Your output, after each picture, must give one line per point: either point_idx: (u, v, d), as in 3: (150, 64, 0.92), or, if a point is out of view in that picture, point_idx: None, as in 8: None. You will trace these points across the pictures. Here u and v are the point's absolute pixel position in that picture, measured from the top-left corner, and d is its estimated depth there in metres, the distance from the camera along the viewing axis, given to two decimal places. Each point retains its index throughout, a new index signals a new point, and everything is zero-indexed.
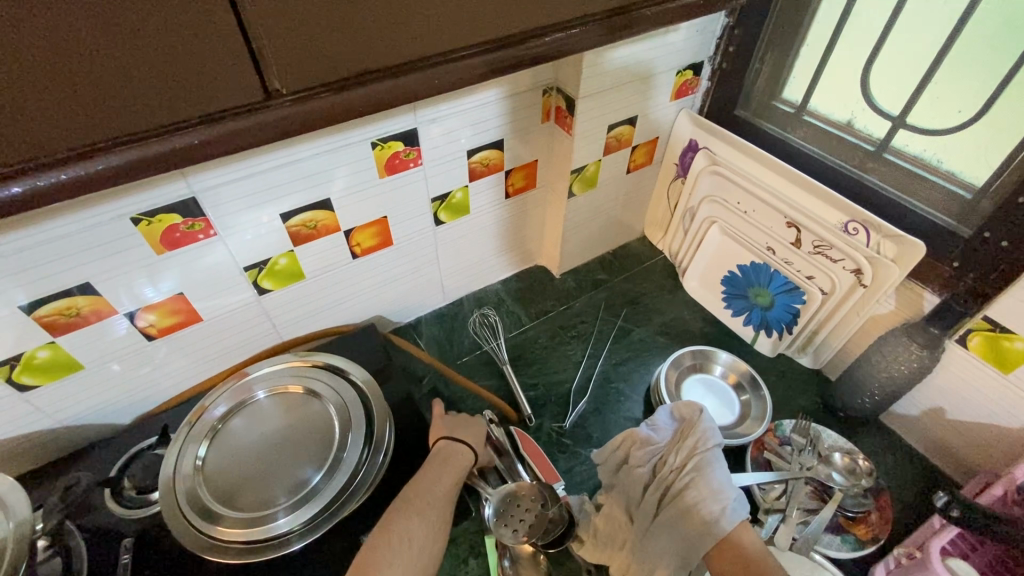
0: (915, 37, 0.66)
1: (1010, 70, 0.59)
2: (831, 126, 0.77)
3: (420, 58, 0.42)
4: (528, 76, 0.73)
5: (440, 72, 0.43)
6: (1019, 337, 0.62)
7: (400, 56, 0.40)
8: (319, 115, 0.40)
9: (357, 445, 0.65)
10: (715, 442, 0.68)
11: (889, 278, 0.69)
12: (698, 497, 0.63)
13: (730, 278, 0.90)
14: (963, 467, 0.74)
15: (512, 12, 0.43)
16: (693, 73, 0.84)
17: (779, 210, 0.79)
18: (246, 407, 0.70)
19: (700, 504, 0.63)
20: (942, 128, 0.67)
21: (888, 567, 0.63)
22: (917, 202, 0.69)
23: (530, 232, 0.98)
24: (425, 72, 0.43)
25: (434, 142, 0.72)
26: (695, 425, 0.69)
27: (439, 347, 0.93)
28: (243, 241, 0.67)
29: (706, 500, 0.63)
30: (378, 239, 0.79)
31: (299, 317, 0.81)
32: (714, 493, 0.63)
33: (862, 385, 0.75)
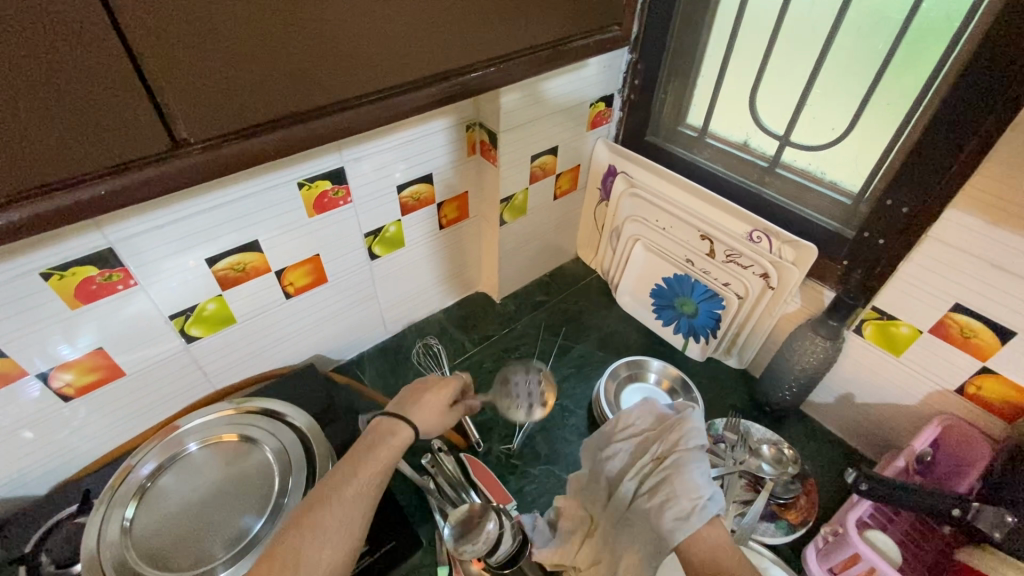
0: (789, 66, 0.74)
1: (867, 92, 0.68)
2: (730, 146, 0.85)
3: (332, 103, 0.44)
4: (449, 113, 0.77)
5: (353, 116, 0.46)
6: (903, 322, 0.70)
7: (309, 103, 0.43)
8: (232, 161, 0.42)
9: (298, 488, 0.63)
10: (697, 437, 0.63)
11: (791, 279, 0.77)
12: (671, 495, 0.58)
13: (658, 290, 0.96)
14: (875, 445, 0.82)
15: (416, 56, 0.46)
16: (605, 104, 0.92)
17: (693, 225, 0.85)
18: (178, 461, 0.67)
19: (675, 499, 0.57)
20: (821, 144, 0.75)
21: (817, 547, 0.67)
22: (807, 210, 0.77)
23: (467, 261, 1.01)
24: (335, 116, 0.45)
25: (363, 179, 0.74)
26: (681, 421, 0.64)
27: (383, 381, 0.93)
28: (167, 289, 0.65)
29: (678, 497, 0.57)
30: (311, 277, 0.79)
31: (233, 363, 0.79)
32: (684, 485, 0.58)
33: (782, 379, 0.82)
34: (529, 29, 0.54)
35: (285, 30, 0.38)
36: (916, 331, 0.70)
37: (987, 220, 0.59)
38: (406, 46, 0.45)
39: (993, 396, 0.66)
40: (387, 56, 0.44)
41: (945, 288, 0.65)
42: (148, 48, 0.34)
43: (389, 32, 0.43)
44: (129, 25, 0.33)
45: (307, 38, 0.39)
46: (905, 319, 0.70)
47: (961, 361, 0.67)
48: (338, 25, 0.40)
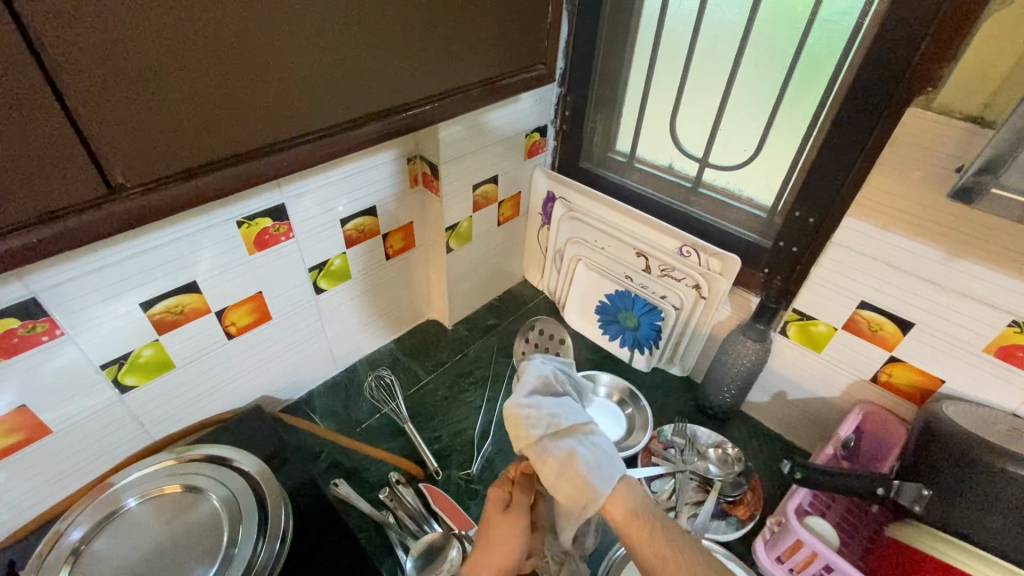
0: (703, 96, 0.82)
1: (769, 118, 0.76)
2: (657, 169, 0.92)
3: (270, 144, 0.47)
4: (388, 147, 0.79)
5: (292, 154, 0.49)
6: (820, 321, 0.77)
7: (245, 144, 0.45)
8: (167, 204, 0.43)
9: (249, 538, 0.61)
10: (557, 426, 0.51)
11: (720, 289, 0.83)
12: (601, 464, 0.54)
13: (603, 307, 1.00)
14: (810, 438, 0.88)
15: (346, 98, 0.50)
16: (540, 134, 0.97)
17: (628, 243, 0.91)
18: (114, 520, 0.63)
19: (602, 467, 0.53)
20: (736, 164, 0.82)
21: (765, 538, 0.71)
22: (729, 224, 0.84)
23: (416, 290, 1.02)
24: (272, 157, 0.47)
25: (305, 215, 0.74)
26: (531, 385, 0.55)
27: (336, 417, 0.90)
28: (99, 337, 0.62)
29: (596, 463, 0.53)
30: (254, 316, 0.77)
31: (173, 411, 0.75)
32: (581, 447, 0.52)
33: (721, 383, 0.87)
34: (456, 70, 0.58)
35: (219, 77, 0.41)
36: (832, 329, 0.76)
37: (880, 224, 0.65)
38: (338, 89, 0.48)
39: (902, 382, 0.73)
40: (320, 99, 0.48)
41: (851, 288, 0.72)
42: (82, 98, 0.36)
43: (324, 76, 0.47)
44: (61, 77, 0.34)
45: (242, 84, 0.42)
46: (822, 318, 0.77)
47: (872, 353, 0.74)
48: (276, 73, 0.43)
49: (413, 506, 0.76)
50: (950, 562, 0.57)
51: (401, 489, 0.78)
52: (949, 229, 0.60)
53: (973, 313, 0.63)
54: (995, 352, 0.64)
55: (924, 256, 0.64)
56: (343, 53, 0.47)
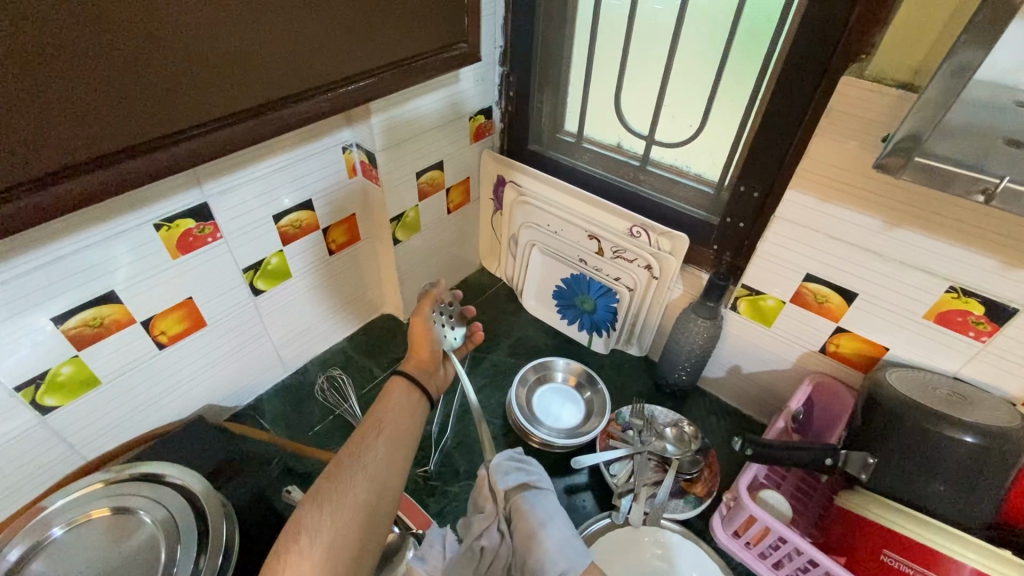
0: (645, 72, 0.79)
1: (711, 92, 0.74)
2: (605, 148, 0.90)
3: (170, 134, 0.45)
4: (319, 137, 0.74)
5: (196, 144, 0.47)
6: (768, 296, 0.77)
7: (138, 135, 0.43)
8: (57, 202, 0.41)
9: (188, 556, 0.58)
10: (525, 484, 0.64)
11: (671, 268, 0.82)
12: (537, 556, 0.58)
13: (559, 291, 0.98)
14: (765, 411, 0.89)
15: (240, 84, 0.47)
16: (485, 116, 0.94)
17: (580, 225, 0.89)
18: (44, 548, 0.60)
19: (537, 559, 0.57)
20: (682, 140, 0.81)
21: (721, 514, 0.72)
22: (677, 202, 0.83)
23: (367, 284, 0.99)
24: (154, 155, 0.45)
25: (232, 213, 0.70)
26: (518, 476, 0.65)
27: (287, 421, 0.87)
28: (8, 358, 0.58)
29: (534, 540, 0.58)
30: (187, 323, 0.73)
31: (106, 427, 0.71)
32: (532, 527, 0.60)
33: (676, 362, 0.87)
34: (369, 51, 0.56)
35: (98, 68, 0.39)
36: (780, 303, 0.76)
37: (819, 197, 0.65)
38: (241, 74, 0.47)
39: (849, 351, 0.74)
40: (201, 91, 0.45)
41: (797, 261, 0.72)
42: None
43: (221, 60, 0.45)
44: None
45: (127, 73, 0.40)
46: (770, 293, 0.77)
47: (819, 324, 0.74)
48: (166, 60, 0.42)
49: None
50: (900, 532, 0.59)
51: None
52: (885, 199, 0.60)
53: (912, 281, 0.64)
54: (934, 318, 0.64)
55: (864, 227, 0.64)
56: (223, 41, 0.44)
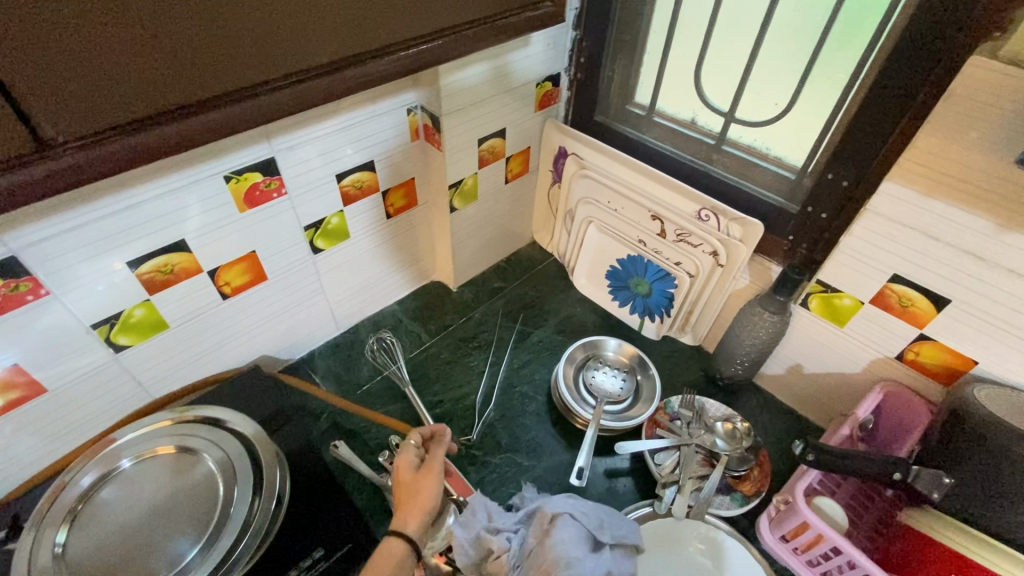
0: (732, 42, 0.73)
1: (806, 67, 0.68)
2: (678, 124, 0.84)
3: (258, 83, 0.40)
4: (385, 96, 0.73)
5: (284, 96, 0.41)
6: (845, 294, 0.72)
7: (225, 84, 0.38)
8: (134, 156, 0.37)
9: (245, 498, 0.61)
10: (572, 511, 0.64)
11: (739, 256, 0.77)
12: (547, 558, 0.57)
13: (613, 271, 0.95)
14: (824, 413, 0.84)
15: (333, 30, 0.42)
16: (552, 83, 0.90)
17: (643, 205, 0.84)
18: (113, 477, 0.63)
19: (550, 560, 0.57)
20: (765, 120, 0.75)
21: (770, 517, 0.69)
22: (754, 186, 0.78)
23: (420, 250, 0.98)
24: (243, 104, 0.39)
25: (297, 170, 0.70)
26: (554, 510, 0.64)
27: (337, 378, 0.90)
28: (86, 297, 0.61)
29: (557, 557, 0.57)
30: (249, 276, 0.75)
31: (170, 370, 0.74)
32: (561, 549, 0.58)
33: (733, 354, 0.83)
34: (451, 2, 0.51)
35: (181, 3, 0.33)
36: (858, 303, 0.71)
37: (920, 191, 0.59)
38: (334, 21, 0.41)
39: (929, 361, 0.69)
40: (293, 27, 0.39)
41: (883, 260, 0.66)
42: None
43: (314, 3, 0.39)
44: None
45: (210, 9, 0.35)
46: (847, 291, 0.71)
47: (899, 329, 0.69)
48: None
49: None
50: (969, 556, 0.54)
51: None
52: (1002, 199, 0.54)
53: (1019, 292, 0.57)
54: None
55: (970, 227, 0.58)
56: None
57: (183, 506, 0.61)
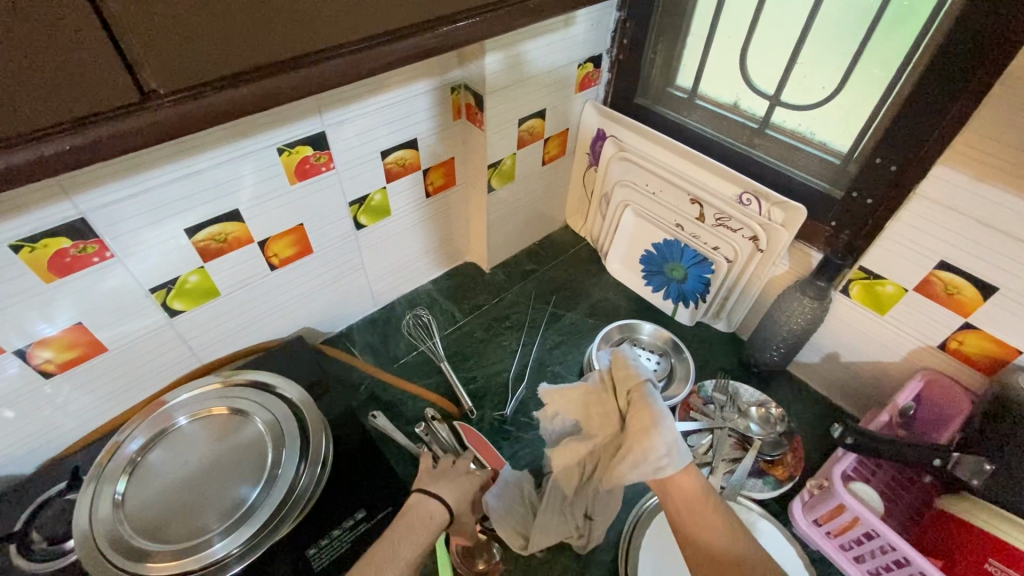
0: (781, 24, 0.73)
1: (858, 49, 0.67)
2: (720, 108, 0.84)
3: (341, 44, 0.41)
4: (432, 73, 0.74)
5: (360, 60, 0.42)
6: (888, 281, 0.71)
7: (311, 45, 0.39)
8: (222, 112, 0.38)
9: (292, 460, 0.63)
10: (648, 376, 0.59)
11: (780, 241, 0.77)
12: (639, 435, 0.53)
13: (648, 256, 0.95)
14: (859, 403, 0.84)
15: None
16: (593, 65, 0.90)
17: (683, 188, 0.84)
18: (167, 435, 0.66)
19: (643, 435, 0.53)
20: (813, 103, 0.74)
21: (803, 500, 0.70)
22: (797, 170, 0.77)
23: (456, 230, 1.00)
24: (323, 65, 0.41)
25: (345, 145, 0.71)
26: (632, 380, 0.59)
27: (374, 352, 0.92)
28: (146, 261, 0.63)
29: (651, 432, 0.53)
30: (296, 248, 0.77)
31: (218, 337, 0.77)
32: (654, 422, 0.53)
33: (769, 340, 0.83)
34: None
35: None
36: (901, 290, 0.71)
37: (974, 175, 0.58)
38: None
39: (974, 351, 0.68)
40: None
41: (931, 246, 0.65)
42: None
43: None
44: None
45: None
46: (891, 278, 0.71)
47: (944, 317, 0.68)
48: None
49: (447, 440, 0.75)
50: (1010, 543, 0.54)
51: (435, 424, 0.77)
52: None
53: None
54: None
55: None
56: None
57: (234, 465, 0.63)
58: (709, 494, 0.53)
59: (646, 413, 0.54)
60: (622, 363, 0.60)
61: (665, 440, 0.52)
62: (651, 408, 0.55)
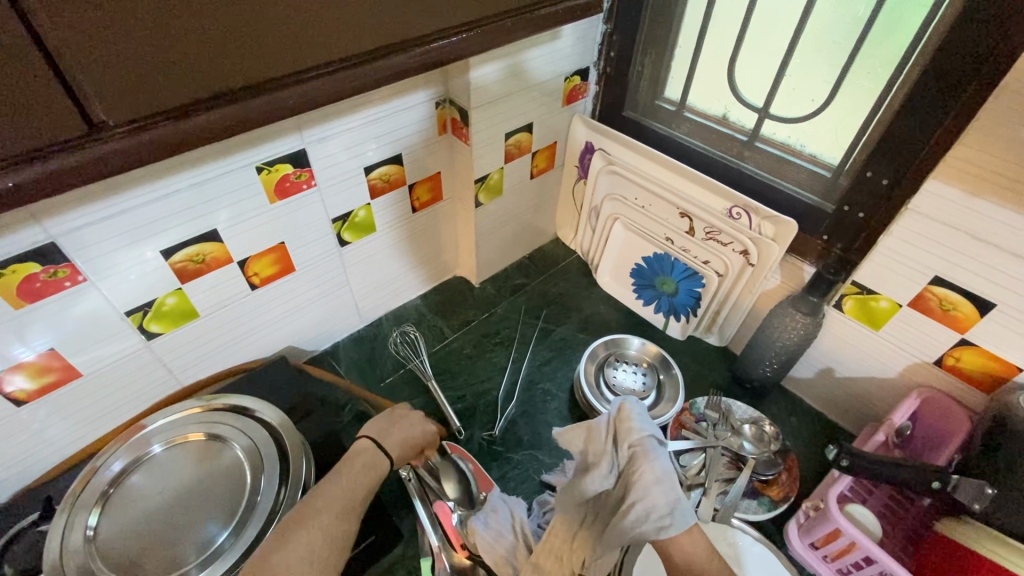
0: (769, 36, 0.71)
1: (847, 62, 0.66)
2: (709, 120, 0.83)
3: (303, 69, 0.41)
4: (415, 89, 0.73)
5: (323, 83, 0.43)
6: (882, 296, 0.70)
7: (269, 71, 0.40)
8: (182, 140, 0.39)
9: (271, 486, 0.61)
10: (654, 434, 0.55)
11: (771, 255, 0.75)
12: (639, 496, 0.50)
13: (639, 269, 0.94)
14: (855, 419, 0.82)
15: (372, 23, 0.43)
16: (581, 78, 0.89)
17: (672, 202, 0.83)
18: (144, 463, 0.64)
19: (644, 496, 0.50)
20: (802, 115, 0.73)
21: (799, 522, 0.68)
22: (787, 183, 0.76)
23: (444, 245, 0.98)
24: (277, 93, 0.41)
25: (327, 162, 0.70)
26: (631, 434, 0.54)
27: (360, 370, 0.90)
28: (121, 284, 0.62)
29: (650, 492, 0.50)
30: (277, 267, 0.75)
31: (198, 358, 0.75)
32: (655, 481, 0.50)
33: (762, 356, 0.82)
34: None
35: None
36: (895, 305, 0.69)
37: (967, 190, 0.57)
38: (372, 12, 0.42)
39: (971, 368, 0.66)
40: (322, 18, 0.40)
41: (924, 262, 0.64)
42: (41, 12, 0.30)
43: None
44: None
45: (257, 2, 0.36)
46: (884, 294, 0.69)
47: (939, 334, 0.67)
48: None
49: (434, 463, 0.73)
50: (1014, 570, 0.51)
51: None
52: None
53: None
54: None
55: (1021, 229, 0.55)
56: None
57: (212, 493, 0.61)
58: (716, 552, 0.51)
59: (646, 471, 0.51)
60: (625, 414, 0.55)
61: (666, 498, 0.49)
62: (649, 466, 0.51)
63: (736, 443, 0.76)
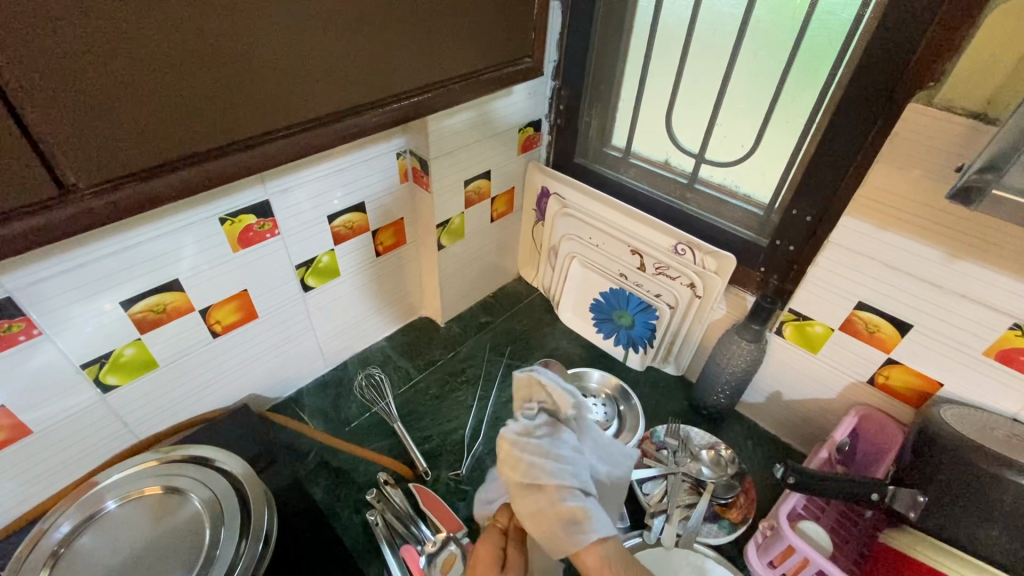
0: (698, 91, 0.79)
1: (766, 114, 0.74)
2: (652, 165, 0.90)
3: (263, 133, 0.46)
4: (376, 141, 0.77)
5: (284, 145, 0.47)
6: (816, 322, 0.75)
7: (231, 136, 0.44)
8: (147, 199, 0.42)
9: (231, 538, 0.59)
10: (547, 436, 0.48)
11: (715, 287, 0.81)
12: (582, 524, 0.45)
13: (597, 304, 0.98)
14: (805, 439, 0.87)
15: (328, 91, 0.48)
16: (534, 128, 0.95)
17: (622, 241, 0.88)
18: (96, 521, 0.62)
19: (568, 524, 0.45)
20: (733, 160, 0.80)
21: (757, 543, 0.70)
22: (725, 221, 0.83)
23: (408, 287, 1.01)
24: (239, 154, 0.45)
25: (291, 211, 0.73)
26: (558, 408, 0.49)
27: (325, 415, 0.90)
28: (79, 337, 0.61)
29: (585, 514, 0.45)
30: (240, 314, 0.76)
31: (155, 410, 0.74)
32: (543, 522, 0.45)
33: (715, 383, 0.86)
34: (433, 62, 0.55)
35: (198, 74, 0.39)
36: (828, 330, 0.75)
37: (876, 224, 0.64)
38: (328, 80, 0.47)
39: (899, 385, 0.72)
40: (284, 87, 0.44)
41: (849, 289, 0.70)
42: (23, 92, 0.33)
43: (305, 62, 0.44)
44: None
45: (223, 78, 0.41)
46: (818, 319, 0.75)
47: (869, 354, 0.72)
48: (260, 72, 0.42)
49: (401, 507, 0.74)
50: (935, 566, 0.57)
51: (389, 490, 0.76)
52: (950, 230, 0.58)
53: (970, 316, 0.61)
54: (995, 356, 0.62)
55: (924, 257, 0.62)
56: (309, 48, 0.44)
57: (169, 551, 0.59)
58: (615, 565, 0.44)
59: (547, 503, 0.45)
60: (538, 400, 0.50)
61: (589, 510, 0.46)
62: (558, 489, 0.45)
63: (694, 468, 0.79)
